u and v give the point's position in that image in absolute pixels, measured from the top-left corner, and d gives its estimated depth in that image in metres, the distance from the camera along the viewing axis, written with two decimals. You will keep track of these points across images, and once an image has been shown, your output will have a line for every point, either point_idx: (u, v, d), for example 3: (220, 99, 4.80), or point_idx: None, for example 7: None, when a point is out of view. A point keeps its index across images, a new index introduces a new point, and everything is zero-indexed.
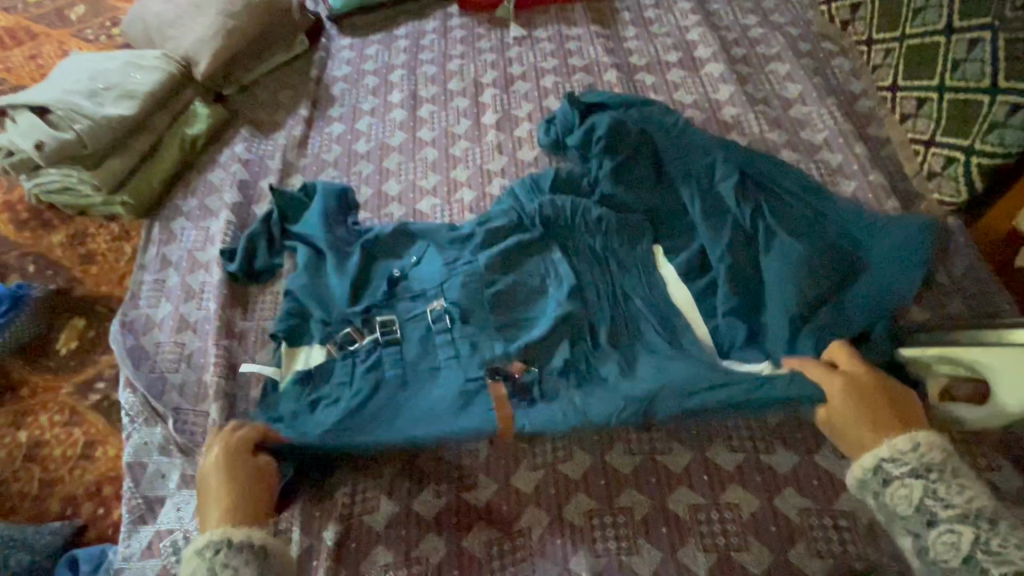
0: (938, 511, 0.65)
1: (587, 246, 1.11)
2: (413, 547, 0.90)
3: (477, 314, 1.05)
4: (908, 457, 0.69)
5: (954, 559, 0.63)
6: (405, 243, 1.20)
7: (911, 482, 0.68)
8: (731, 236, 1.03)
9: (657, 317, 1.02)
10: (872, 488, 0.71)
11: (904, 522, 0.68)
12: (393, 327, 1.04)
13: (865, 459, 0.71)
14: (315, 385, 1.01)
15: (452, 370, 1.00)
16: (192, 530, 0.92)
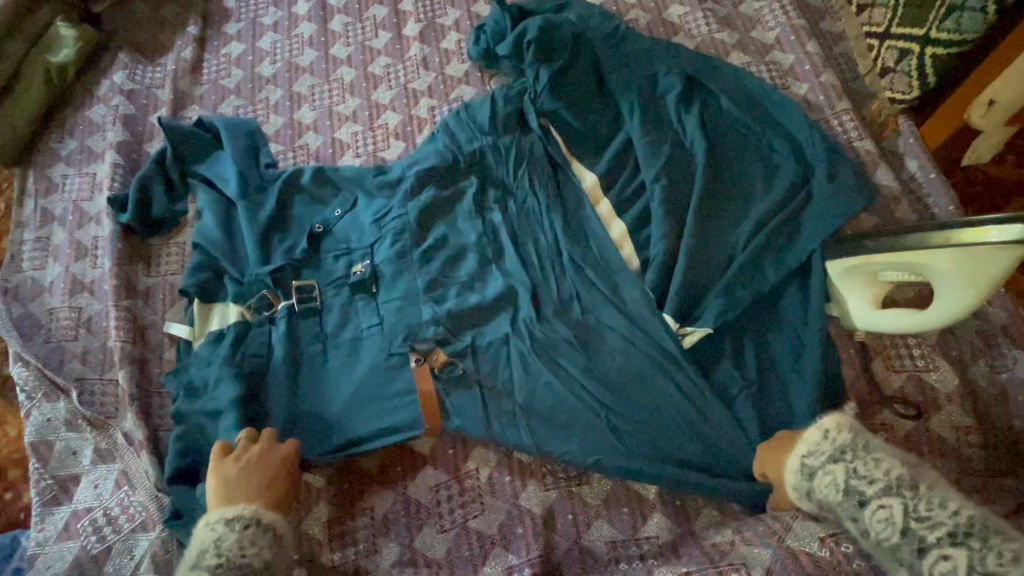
0: (865, 488, 0.62)
1: (528, 189, 1.02)
2: (357, 499, 0.87)
3: (404, 276, 0.96)
4: (822, 445, 0.67)
5: (893, 535, 0.59)
6: (323, 187, 1.07)
7: (832, 467, 0.65)
8: (675, 150, 0.96)
9: (597, 267, 0.93)
10: (805, 488, 0.68)
11: (841, 508, 0.64)
12: (313, 293, 0.95)
13: (791, 463, 0.70)
14: (222, 350, 0.91)
15: (376, 340, 0.92)
16: (113, 506, 0.85)
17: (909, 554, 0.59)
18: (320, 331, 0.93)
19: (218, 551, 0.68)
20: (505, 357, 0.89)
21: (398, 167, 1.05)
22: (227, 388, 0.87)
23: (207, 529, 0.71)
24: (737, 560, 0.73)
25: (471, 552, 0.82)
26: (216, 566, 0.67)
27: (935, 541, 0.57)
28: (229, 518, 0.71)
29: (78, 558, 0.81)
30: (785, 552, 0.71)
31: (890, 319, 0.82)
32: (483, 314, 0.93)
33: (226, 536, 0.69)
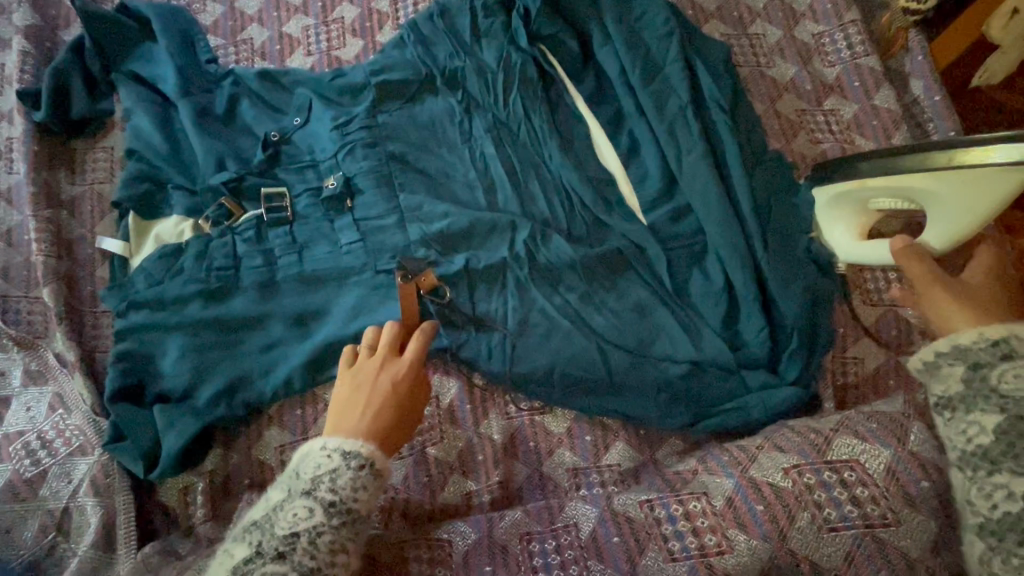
0: (1021, 393, 0.58)
1: (510, 104, 0.92)
2: (311, 425, 0.83)
3: (385, 190, 0.88)
4: (992, 348, 0.61)
5: (987, 439, 0.59)
6: (272, 92, 0.95)
7: (1015, 362, 0.59)
8: (659, 76, 0.91)
9: (590, 199, 0.88)
10: (975, 357, 0.62)
11: (986, 402, 0.60)
12: (283, 206, 0.88)
13: (968, 334, 0.63)
14: (182, 264, 0.85)
15: (358, 257, 0.86)
16: (48, 429, 0.79)
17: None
18: (293, 242, 0.86)
19: (333, 487, 0.60)
20: (487, 275, 0.85)
21: (362, 71, 0.94)
22: (197, 305, 0.83)
23: (315, 460, 0.62)
24: (698, 487, 0.71)
25: (429, 479, 0.80)
26: (332, 502, 0.59)
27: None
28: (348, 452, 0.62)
29: (10, 482, 0.75)
30: (747, 482, 0.70)
31: (875, 249, 0.80)
32: (463, 241, 0.86)
33: (342, 472, 0.61)
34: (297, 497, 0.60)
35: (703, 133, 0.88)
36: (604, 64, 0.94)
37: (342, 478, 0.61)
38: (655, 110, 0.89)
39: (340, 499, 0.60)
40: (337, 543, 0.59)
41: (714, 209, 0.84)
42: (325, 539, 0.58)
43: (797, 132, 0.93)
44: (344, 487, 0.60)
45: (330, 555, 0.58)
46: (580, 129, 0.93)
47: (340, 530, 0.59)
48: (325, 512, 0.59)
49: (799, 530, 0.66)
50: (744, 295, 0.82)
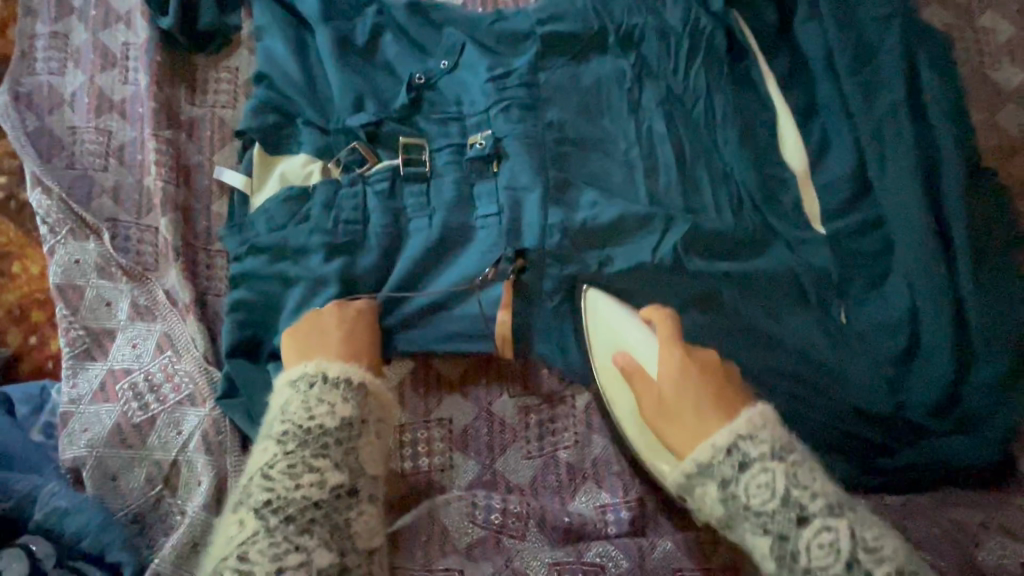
0: (751, 451, 0.55)
1: (695, 74, 0.79)
2: (433, 408, 0.75)
3: (535, 158, 0.74)
4: (717, 462, 0.55)
5: (770, 500, 0.53)
6: (420, 29, 0.84)
7: (724, 432, 0.56)
8: (878, 62, 0.77)
9: (764, 199, 0.75)
10: (720, 474, 0.55)
11: (705, 470, 0.56)
12: (421, 160, 0.76)
13: (697, 452, 0.56)
14: (308, 211, 0.75)
15: (494, 235, 0.72)
16: (156, 372, 0.73)
17: (783, 522, 0.53)
18: (426, 204, 0.75)
19: (286, 415, 0.58)
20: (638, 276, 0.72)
21: (526, 17, 0.82)
22: (319, 258, 0.73)
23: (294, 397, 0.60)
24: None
25: (559, 484, 0.73)
26: (284, 430, 0.57)
27: (816, 511, 0.53)
28: (331, 378, 0.60)
29: (118, 424, 0.70)
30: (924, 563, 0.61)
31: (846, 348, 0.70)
32: (615, 233, 0.73)
33: (292, 399, 0.59)
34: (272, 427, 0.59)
35: (916, 138, 0.74)
36: (804, 43, 0.81)
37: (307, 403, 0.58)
38: (868, 101, 0.76)
39: (305, 424, 0.57)
40: (297, 464, 0.56)
41: (923, 230, 0.71)
42: (281, 466, 0.56)
43: (1018, 151, 0.80)
44: (313, 405, 0.58)
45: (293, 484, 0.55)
46: (772, 116, 0.79)
47: (294, 451, 0.56)
48: (280, 439, 0.57)
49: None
50: (951, 340, 0.68)
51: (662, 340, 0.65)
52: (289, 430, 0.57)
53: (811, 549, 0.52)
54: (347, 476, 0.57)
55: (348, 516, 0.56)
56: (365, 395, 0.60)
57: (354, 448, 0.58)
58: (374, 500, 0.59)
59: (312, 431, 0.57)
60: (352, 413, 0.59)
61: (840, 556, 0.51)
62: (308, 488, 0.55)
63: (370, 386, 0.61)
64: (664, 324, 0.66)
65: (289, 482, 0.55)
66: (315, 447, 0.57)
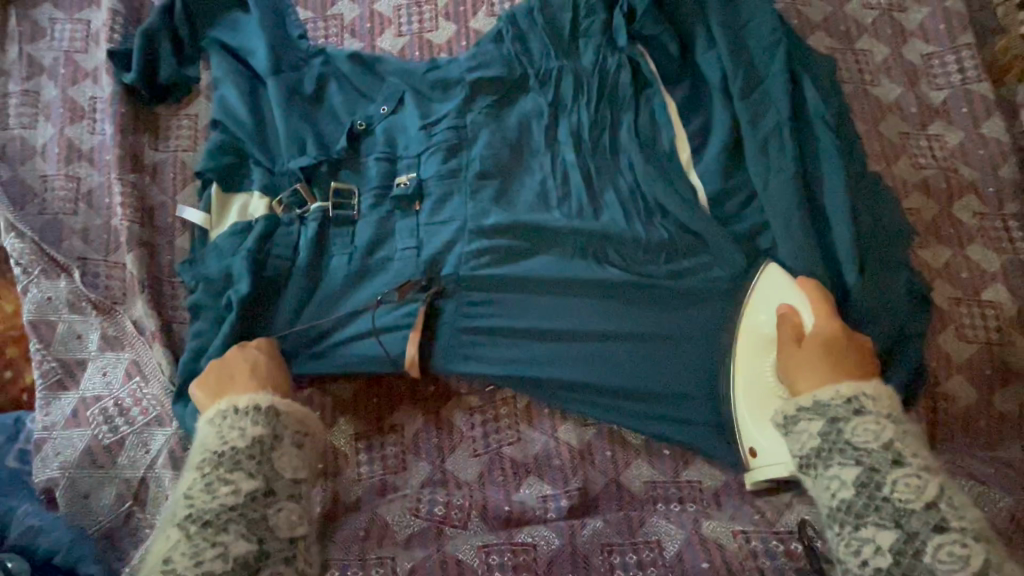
0: (906, 454, 0.62)
1: (604, 107, 0.89)
2: (386, 415, 0.83)
3: (452, 200, 0.84)
4: (841, 399, 0.65)
5: (914, 501, 0.60)
6: (362, 77, 0.92)
7: (885, 420, 0.63)
8: (764, 86, 0.87)
9: (670, 204, 0.83)
10: (833, 414, 0.64)
11: (874, 456, 0.62)
12: (352, 201, 0.85)
13: (825, 390, 0.66)
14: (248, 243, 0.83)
15: (410, 266, 0.82)
16: (125, 397, 0.79)
17: (917, 525, 0.59)
18: (352, 242, 0.83)
19: (204, 447, 0.64)
20: (558, 291, 0.81)
21: (458, 66, 0.91)
22: (247, 284, 0.79)
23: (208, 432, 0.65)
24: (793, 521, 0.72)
25: (504, 478, 0.80)
26: (202, 458, 0.63)
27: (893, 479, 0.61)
28: (241, 408, 0.65)
29: (89, 447, 0.75)
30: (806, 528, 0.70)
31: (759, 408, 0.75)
32: (527, 257, 0.82)
33: (207, 433, 0.64)
34: (190, 464, 0.64)
35: (797, 152, 0.85)
36: (704, 70, 0.91)
37: (229, 427, 0.64)
38: (756, 120, 0.86)
39: (223, 449, 0.63)
40: (213, 481, 0.61)
41: (802, 231, 0.80)
42: (198, 485, 0.61)
43: (899, 155, 0.90)
44: (231, 428, 0.64)
45: (210, 501, 0.60)
46: (674, 143, 0.87)
47: (208, 474, 0.61)
48: (199, 466, 0.63)
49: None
50: None
51: (815, 312, 0.73)
52: (206, 457, 0.62)
53: (939, 554, 0.57)
54: (262, 481, 0.62)
55: (267, 516, 0.61)
56: (276, 414, 0.66)
57: (269, 456, 0.63)
58: (293, 498, 0.63)
59: (224, 453, 0.62)
60: (263, 432, 0.64)
61: (969, 566, 0.56)
62: (225, 497, 0.60)
63: (282, 408, 0.66)
64: (807, 288, 0.75)
65: (207, 497, 0.60)
66: (230, 465, 0.62)
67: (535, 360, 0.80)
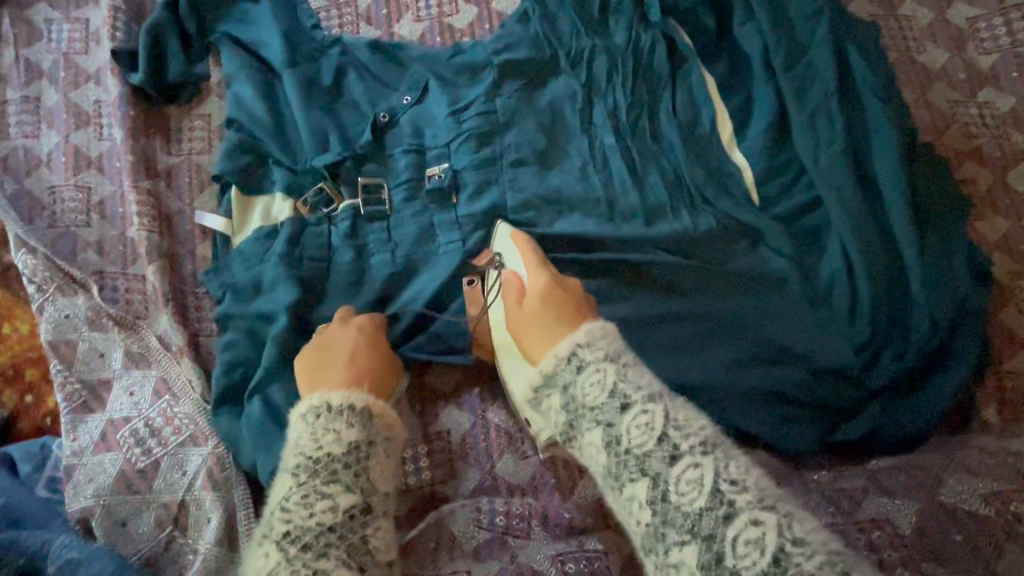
0: (629, 394, 0.53)
1: (639, 88, 0.84)
2: (431, 422, 0.79)
3: (491, 189, 0.80)
4: (557, 361, 0.57)
5: (648, 442, 0.51)
6: (382, 66, 0.87)
7: (605, 365, 0.55)
8: (808, 58, 0.83)
9: (710, 193, 0.79)
10: (562, 380, 0.57)
11: (597, 413, 0.54)
12: (382, 196, 0.82)
13: (560, 347, 0.58)
14: (276, 247, 0.79)
15: (452, 258, 0.78)
16: (156, 417, 0.75)
17: (711, 524, 0.47)
18: (387, 238, 0.80)
19: (300, 449, 0.60)
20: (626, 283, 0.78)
21: (483, 50, 0.86)
22: (284, 290, 0.76)
23: (303, 434, 0.61)
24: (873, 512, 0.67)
25: (558, 480, 0.76)
26: (299, 463, 0.59)
27: (688, 449, 0.50)
28: (336, 406, 0.62)
29: (122, 472, 0.71)
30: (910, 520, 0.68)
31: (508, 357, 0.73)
32: (570, 248, 0.79)
33: (304, 433, 0.61)
34: (285, 468, 0.60)
35: (846, 125, 0.81)
36: (743, 42, 0.86)
37: (333, 412, 0.61)
38: (801, 94, 0.82)
39: (323, 452, 0.59)
40: (309, 494, 0.57)
41: (855, 209, 0.77)
42: (294, 497, 0.57)
43: (949, 125, 0.86)
44: (333, 422, 0.61)
45: (304, 512, 0.56)
46: (716, 120, 0.83)
47: (307, 481, 0.58)
48: (295, 473, 0.59)
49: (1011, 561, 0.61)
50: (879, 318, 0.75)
51: (528, 268, 0.70)
52: (302, 462, 0.59)
53: (738, 547, 0.46)
54: (359, 496, 0.58)
55: (364, 533, 0.57)
56: (371, 416, 0.63)
57: (365, 469, 0.60)
58: (387, 516, 0.61)
59: (321, 459, 0.58)
60: (360, 436, 0.61)
61: (764, 557, 0.45)
62: (322, 513, 0.56)
63: (374, 409, 0.63)
64: (520, 241, 0.73)
65: (303, 510, 0.56)
66: (333, 473, 0.58)
67: None
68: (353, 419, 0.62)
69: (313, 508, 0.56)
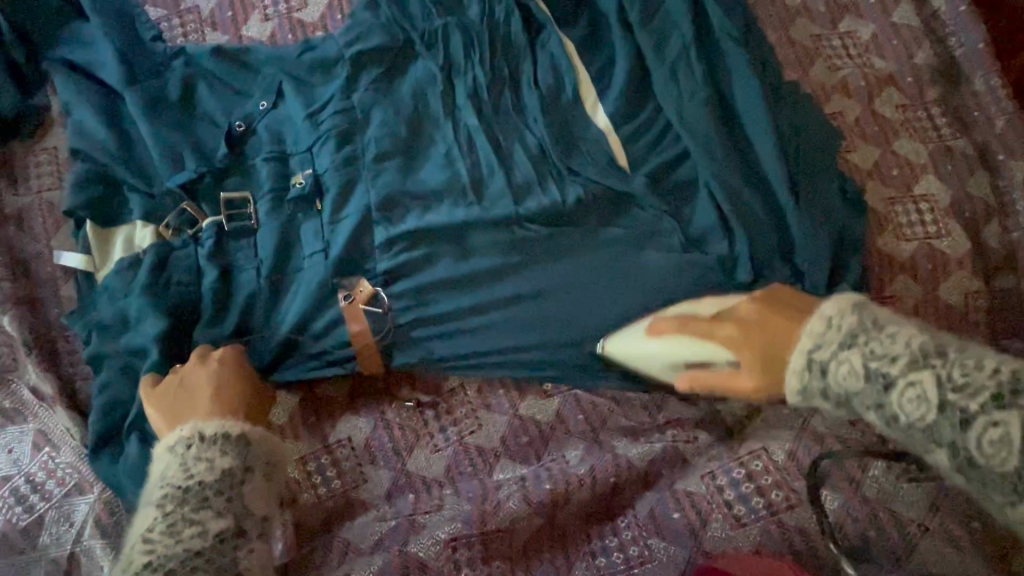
0: (889, 370, 0.53)
1: (500, 63, 0.82)
2: (330, 432, 0.77)
3: (355, 190, 0.78)
4: (829, 336, 0.56)
5: (924, 409, 0.52)
6: (232, 73, 0.83)
7: (847, 354, 0.55)
8: (662, 12, 0.82)
9: (573, 163, 0.78)
10: (817, 386, 0.57)
11: (862, 398, 0.55)
12: (245, 211, 0.78)
13: (795, 361, 0.57)
14: (140, 277, 0.75)
15: (319, 271, 0.75)
16: (36, 472, 0.71)
17: (950, 431, 0.51)
18: (255, 254, 0.77)
19: (165, 481, 0.60)
20: (508, 269, 0.77)
21: (334, 44, 0.82)
22: (151, 321, 0.72)
23: (171, 466, 0.61)
24: (754, 446, 0.69)
25: (473, 468, 0.75)
26: (164, 493, 0.59)
27: (977, 409, 0.50)
28: (208, 437, 0.62)
29: (4, 533, 0.68)
30: (808, 436, 0.69)
31: None
32: (440, 242, 0.77)
33: (170, 465, 0.61)
34: (151, 500, 0.60)
35: (707, 75, 0.80)
36: (599, 2, 0.84)
37: (205, 442, 0.61)
38: (658, 48, 0.81)
39: (190, 482, 0.59)
40: (176, 522, 0.57)
41: (720, 157, 0.76)
42: (160, 527, 0.57)
43: (814, 60, 0.86)
44: (203, 451, 0.61)
45: (171, 541, 0.56)
46: (579, 87, 0.81)
47: (173, 511, 0.58)
48: (161, 503, 0.59)
49: (874, 478, 0.66)
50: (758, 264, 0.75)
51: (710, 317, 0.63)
52: (169, 492, 0.59)
53: (983, 449, 0.50)
54: (231, 520, 0.59)
55: (236, 555, 0.58)
56: (247, 445, 0.63)
57: (240, 494, 0.60)
58: (264, 537, 0.61)
59: (190, 488, 0.59)
60: (234, 465, 0.61)
61: (1014, 448, 0.49)
62: (189, 540, 0.57)
63: (251, 436, 0.63)
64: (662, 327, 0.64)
65: (169, 539, 0.56)
66: (203, 500, 0.59)
67: (472, 340, 0.77)
68: (228, 448, 0.62)
69: (180, 537, 0.56)
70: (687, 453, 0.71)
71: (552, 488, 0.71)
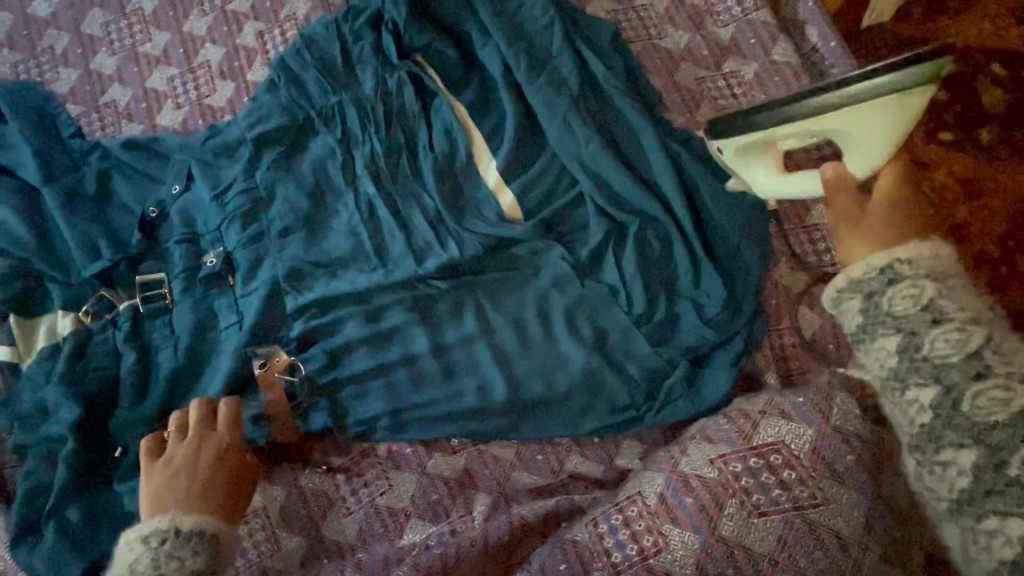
0: (949, 310, 0.52)
1: (395, 131, 0.86)
2: None
3: (264, 264, 0.82)
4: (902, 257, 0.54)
5: (956, 355, 0.50)
6: (145, 162, 0.88)
7: (926, 281, 0.53)
8: (546, 67, 0.84)
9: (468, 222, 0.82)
10: (868, 286, 0.55)
11: (901, 320, 0.53)
12: (161, 291, 0.82)
13: (872, 258, 0.56)
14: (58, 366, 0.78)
15: (233, 341, 0.79)
16: None
17: (955, 375, 0.50)
18: (171, 332, 0.81)
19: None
20: (413, 327, 0.80)
21: (238, 126, 0.87)
22: (67, 409, 0.76)
23: (140, 559, 0.60)
24: (633, 490, 0.68)
25: (385, 528, 0.77)
26: None
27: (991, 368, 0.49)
28: (184, 531, 0.62)
29: None
30: (679, 476, 0.66)
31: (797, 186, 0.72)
32: (346, 305, 0.81)
33: (142, 557, 0.60)
34: None
35: (595, 126, 0.83)
36: (487, 65, 0.88)
37: (180, 538, 0.61)
38: (546, 102, 0.83)
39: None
40: None
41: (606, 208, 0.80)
42: None
43: (700, 102, 0.89)
44: (176, 548, 0.61)
45: None
46: (473, 148, 0.85)
47: None
48: None
49: (730, 517, 0.61)
50: (649, 308, 0.78)
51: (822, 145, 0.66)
52: None
53: (977, 401, 0.49)
54: None
55: None
56: (216, 543, 0.63)
57: None
58: None
59: None
60: (203, 565, 0.61)
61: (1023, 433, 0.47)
62: None
63: (220, 533, 0.64)
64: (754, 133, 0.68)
65: None
66: None
67: (375, 401, 0.79)
68: (199, 546, 0.62)
69: None
70: (582, 504, 0.74)
71: (442, 552, 0.71)
